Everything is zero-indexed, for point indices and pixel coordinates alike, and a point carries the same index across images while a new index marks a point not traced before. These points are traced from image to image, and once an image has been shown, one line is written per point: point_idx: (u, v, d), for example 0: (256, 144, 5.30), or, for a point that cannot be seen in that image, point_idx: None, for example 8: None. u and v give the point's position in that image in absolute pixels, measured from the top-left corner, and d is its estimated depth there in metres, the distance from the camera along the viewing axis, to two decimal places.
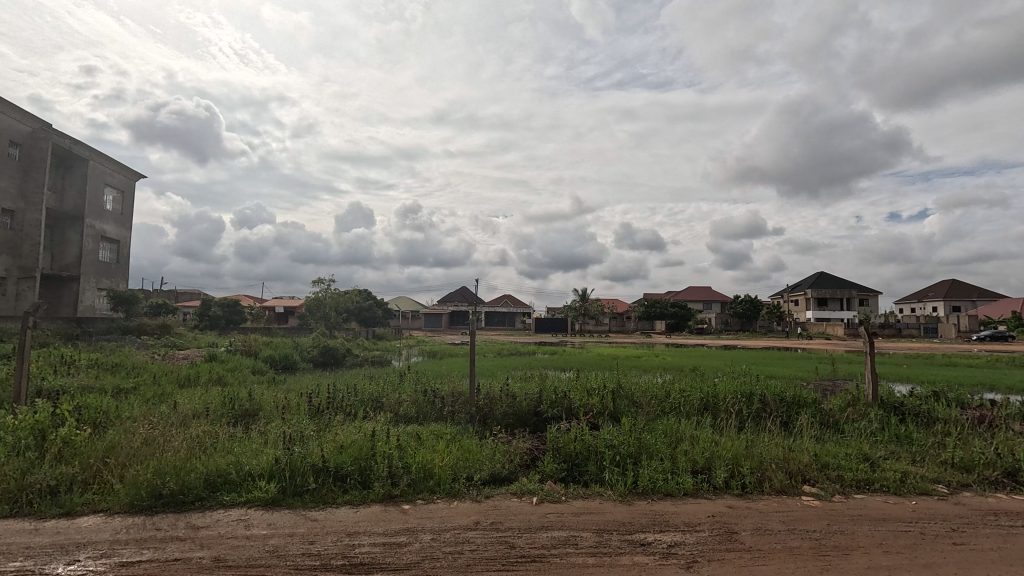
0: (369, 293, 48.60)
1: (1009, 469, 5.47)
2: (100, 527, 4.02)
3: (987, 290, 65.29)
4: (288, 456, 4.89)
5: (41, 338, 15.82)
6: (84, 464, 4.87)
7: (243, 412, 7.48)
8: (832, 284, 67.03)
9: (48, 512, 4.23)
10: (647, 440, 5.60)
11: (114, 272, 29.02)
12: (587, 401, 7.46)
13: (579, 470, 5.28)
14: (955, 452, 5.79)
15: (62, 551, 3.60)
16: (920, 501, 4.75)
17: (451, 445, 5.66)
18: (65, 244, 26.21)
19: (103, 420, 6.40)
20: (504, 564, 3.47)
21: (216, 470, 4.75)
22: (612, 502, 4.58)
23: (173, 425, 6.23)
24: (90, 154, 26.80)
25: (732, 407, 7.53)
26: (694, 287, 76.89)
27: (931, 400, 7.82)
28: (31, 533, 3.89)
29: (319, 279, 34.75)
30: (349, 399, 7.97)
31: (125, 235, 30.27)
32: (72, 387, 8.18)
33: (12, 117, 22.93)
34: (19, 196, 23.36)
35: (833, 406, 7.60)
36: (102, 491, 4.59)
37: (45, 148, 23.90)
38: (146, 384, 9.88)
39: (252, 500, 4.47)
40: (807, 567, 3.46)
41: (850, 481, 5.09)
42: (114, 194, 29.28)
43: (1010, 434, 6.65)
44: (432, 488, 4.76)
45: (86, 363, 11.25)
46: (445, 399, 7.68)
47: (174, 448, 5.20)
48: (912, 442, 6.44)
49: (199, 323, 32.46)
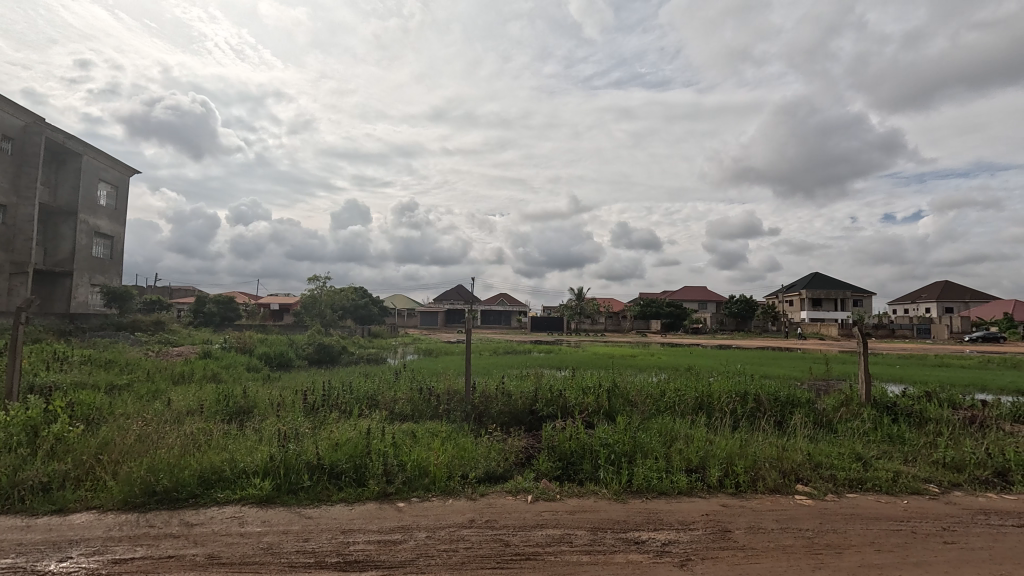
0: (365, 290, 48.51)
1: (999, 469, 5.52)
2: (93, 524, 4.00)
3: (981, 291, 65.81)
4: (282, 454, 4.88)
5: (34, 334, 15.73)
6: (77, 461, 4.85)
7: (238, 409, 7.46)
8: (827, 284, 67.51)
9: (40, 509, 4.21)
10: (642, 439, 5.62)
11: (107, 268, 28.82)
12: (582, 401, 7.49)
13: (574, 468, 5.30)
14: (947, 453, 5.83)
15: (54, 548, 3.58)
16: (912, 500, 4.78)
17: (446, 443, 5.66)
18: (58, 239, 26.00)
19: (96, 416, 6.37)
20: (499, 562, 3.47)
21: (210, 467, 4.74)
22: (607, 501, 4.59)
23: (167, 422, 6.20)
24: (84, 149, 26.61)
25: (726, 406, 7.57)
26: (690, 287, 77.23)
27: (923, 400, 7.88)
28: (23, 530, 3.87)
29: (314, 278, 34.93)
30: (345, 396, 7.97)
31: (119, 231, 30.08)
32: (64, 383, 8.13)
33: (6, 110, 22.74)
34: (12, 190, 23.17)
35: (826, 406, 7.66)
36: (95, 487, 4.57)
37: (39, 143, 23.74)
38: (140, 380, 9.84)
39: (246, 497, 4.46)
40: (800, 567, 3.46)
41: (842, 480, 5.12)
42: (108, 189, 29.08)
43: (1000, 434, 6.72)
44: (427, 485, 4.76)
45: (79, 359, 11.20)
46: (440, 397, 7.68)
47: (167, 445, 5.18)
48: (904, 442, 6.49)
49: (194, 319, 32.31)
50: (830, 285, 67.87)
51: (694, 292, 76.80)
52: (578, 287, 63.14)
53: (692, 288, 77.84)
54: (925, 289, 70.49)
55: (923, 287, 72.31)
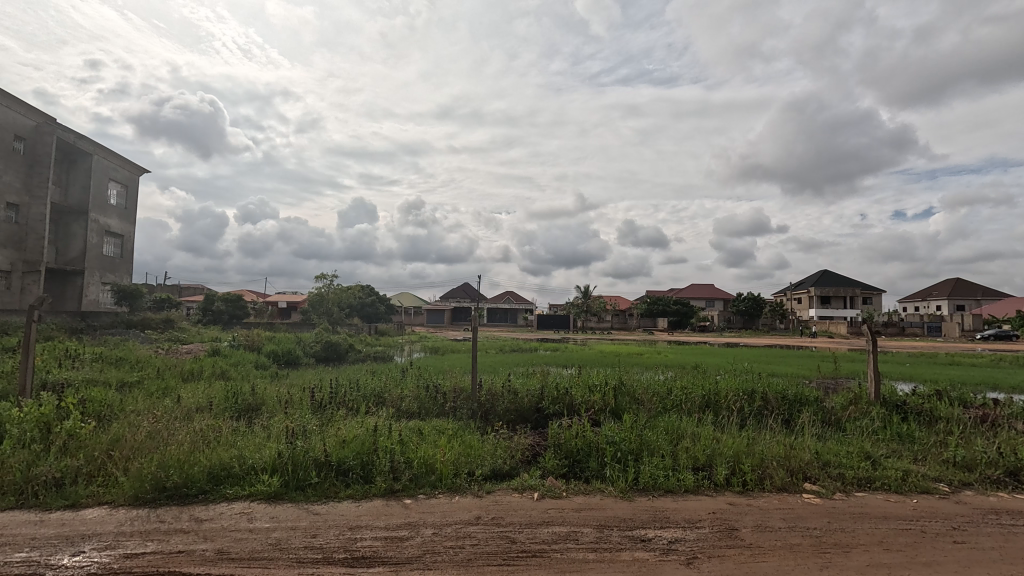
0: (372, 288, 48.68)
1: (1011, 469, 5.46)
2: (104, 519, 4.05)
3: (993, 289, 65.01)
4: (290, 451, 4.91)
5: (46, 332, 15.94)
6: (88, 457, 4.91)
7: (245, 406, 7.52)
8: (836, 282, 67.01)
9: (54, 504, 4.27)
10: (648, 437, 5.62)
11: (117, 266, 29.13)
12: (588, 399, 7.47)
13: (581, 466, 5.31)
14: (957, 451, 5.77)
15: (68, 543, 3.64)
16: (921, 499, 4.74)
17: (452, 441, 5.69)
18: (69, 238, 26.30)
19: (107, 413, 6.44)
20: (506, 559, 3.49)
21: (219, 464, 4.79)
22: (613, 498, 4.60)
23: (177, 419, 6.26)
24: (94, 148, 26.87)
25: (734, 404, 7.55)
26: (697, 285, 76.86)
27: (933, 399, 7.80)
28: (36, 525, 3.93)
29: (321, 276, 35.11)
30: (352, 394, 8.02)
31: (129, 230, 30.37)
32: (76, 381, 8.22)
33: (17, 110, 23.00)
34: (24, 190, 23.44)
35: (834, 404, 7.60)
36: (106, 483, 4.64)
37: (50, 143, 24.01)
38: (150, 378, 9.95)
39: (254, 493, 4.50)
40: (808, 566, 3.45)
41: (851, 479, 5.09)
42: (118, 188, 29.36)
43: (1012, 433, 6.65)
44: (433, 483, 4.78)
45: (90, 356, 11.32)
46: (447, 394, 7.71)
47: (177, 441, 5.24)
48: (914, 441, 6.43)
49: (203, 317, 32.61)
50: (839, 283, 67.34)
51: (701, 289, 76.43)
52: (584, 285, 62.98)
53: (700, 286, 77.44)
54: (936, 288, 69.72)
55: (933, 285, 71.50)
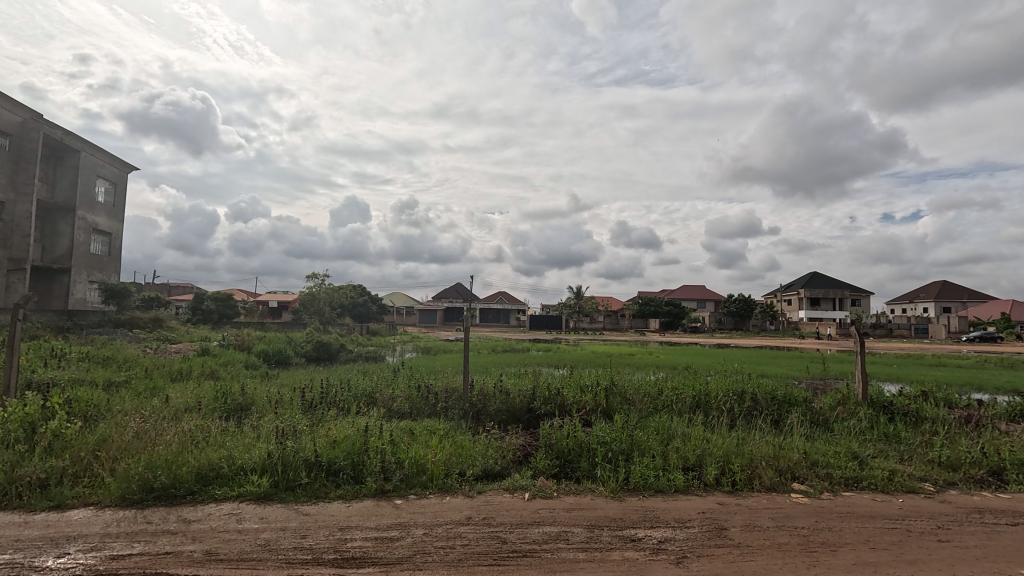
0: (364, 288, 48.45)
1: (995, 469, 5.57)
2: (90, 520, 4.00)
3: (978, 291, 66.27)
4: (280, 451, 4.89)
5: (32, 330, 15.75)
6: (74, 457, 4.85)
7: (235, 406, 7.48)
8: (825, 284, 67.87)
9: (37, 505, 4.22)
10: (639, 437, 5.64)
11: (105, 264, 28.82)
12: (581, 399, 7.49)
13: (572, 466, 5.34)
14: (943, 451, 5.86)
15: (52, 544, 3.59)
16: (907, 498, 4.81)
17: (443, 441, 5.67)
18: (56, 236, 25.94)
19: (93, 413, 6.35)
20: (497, 558, 3.49)
21: (209, 465, 4.76)
22: (603, 498, 4.62)
23: (165, 419, 6.20)
24: (83, 145, 26.62)
25: (723, 404, 7.60)
26: (688, 287, 77.47)
27: (919, 400, 7.88)
28: (20, 526, 3.88)
29: (313, 274, 34.92)
30: (343, 394, 7.96)
31: (117, 227, 30.04)
32: (62, 380, 8.10)
33: (3, 106, 22.70)
34: (9, 187, 23.12)
35: (823, 405, 7.69)
36: (92, 484, 4.59)
37: (37, 139, 23.72)
38: (139, 377, 9.82)
39: (244, 494, 4.47)
40: (795, 564, 3.49)
41: (839, 479, 5.15)
42: (106, 185, 29.04)
43: (996, 434, 6.71)
44: (425, 483, 4.78)
45: (76, 356, 11.13)
46: (438, 394, 7.73)
47: (165, 441, 5.19)
48: (900, 441, 6.52)
49: (192, 316, 32.34)
50: (829, 284, 68.15)
51: (692, 291, 76.99)
52: (577, 286, 62.65)
53: (691, 287, 78.05)
54: (924, 289, 70.78)
55: (921, 286, 72.58)
